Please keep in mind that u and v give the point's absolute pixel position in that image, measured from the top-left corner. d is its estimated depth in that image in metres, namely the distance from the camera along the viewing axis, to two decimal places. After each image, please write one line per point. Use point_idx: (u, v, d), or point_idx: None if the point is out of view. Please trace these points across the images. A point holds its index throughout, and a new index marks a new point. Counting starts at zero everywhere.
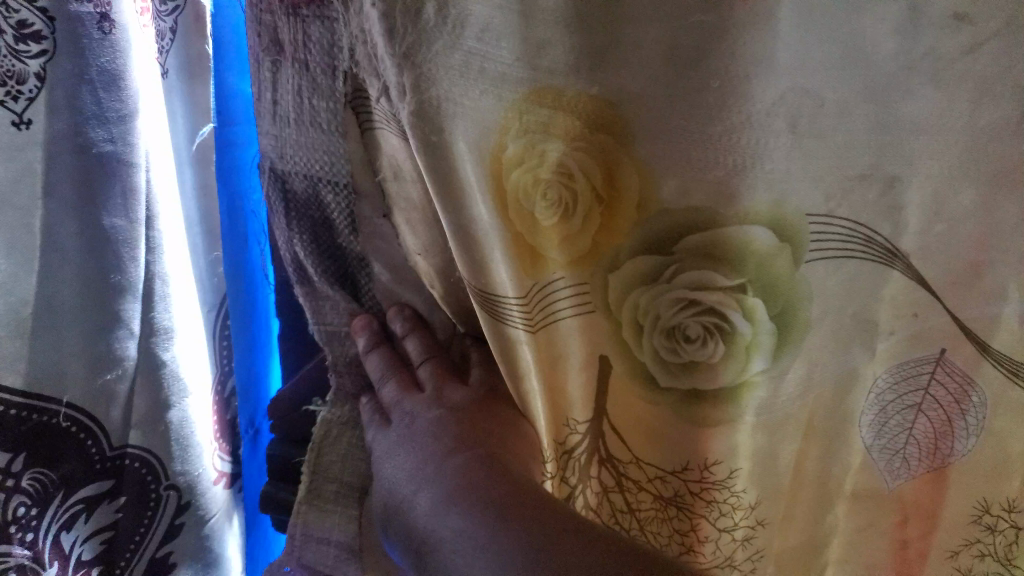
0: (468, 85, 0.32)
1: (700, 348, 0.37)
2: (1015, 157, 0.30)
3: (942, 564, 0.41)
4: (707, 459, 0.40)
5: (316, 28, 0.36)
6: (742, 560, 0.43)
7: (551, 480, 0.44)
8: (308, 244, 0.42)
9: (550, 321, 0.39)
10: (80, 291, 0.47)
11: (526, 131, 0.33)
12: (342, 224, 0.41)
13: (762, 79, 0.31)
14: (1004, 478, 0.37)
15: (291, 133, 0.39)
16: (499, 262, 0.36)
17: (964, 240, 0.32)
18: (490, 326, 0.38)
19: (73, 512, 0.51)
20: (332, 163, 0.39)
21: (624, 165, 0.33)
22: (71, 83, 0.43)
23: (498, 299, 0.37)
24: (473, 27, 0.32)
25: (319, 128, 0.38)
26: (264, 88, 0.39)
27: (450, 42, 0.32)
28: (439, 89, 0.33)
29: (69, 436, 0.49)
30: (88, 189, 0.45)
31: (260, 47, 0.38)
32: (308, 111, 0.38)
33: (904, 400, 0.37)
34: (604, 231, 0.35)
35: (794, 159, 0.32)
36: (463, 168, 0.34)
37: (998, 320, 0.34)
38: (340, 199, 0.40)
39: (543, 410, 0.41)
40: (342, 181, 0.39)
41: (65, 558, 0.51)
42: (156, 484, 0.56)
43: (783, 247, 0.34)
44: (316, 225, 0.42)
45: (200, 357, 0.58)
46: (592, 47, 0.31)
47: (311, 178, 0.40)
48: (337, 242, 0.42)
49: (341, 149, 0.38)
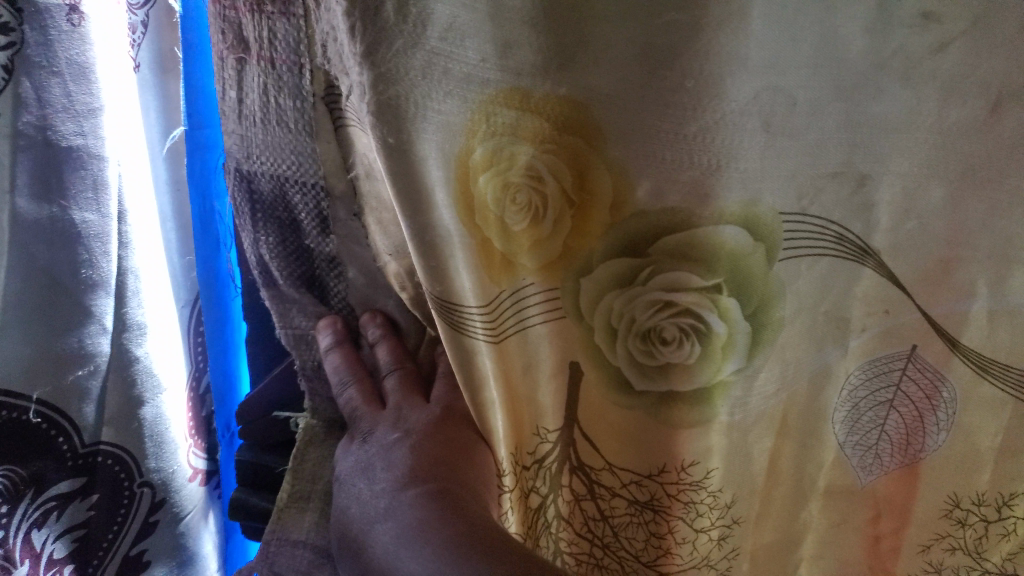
0: (431, 86, 0.31)
1: (676, 350, 0.37)
2: (980, 154, 0.31)
3: (915, 559, 0.41)
4: (685, 460, 0.39)
5: (282, 25, 0.35)
6: (718, 559, 0.43)
7: (513, 496, 0.41)
8: (274, 245, 0.41)
9: (515, 330, 0.37)
10: (44, 287, 0.46)
11: (494, 133, 0.32)
12: (311, 224, 0.40)
13: (736, 78, 0.31)
14: (974, 473, 0.38)
15: (257, 133, 0.38)
16: (462, 267, 0.34)
17: (937, 234, 0.34)
18: (449, 338, 0.36)
19: (45, 510, 0.51)
20: (301, 163, 0.38)
21: (595, 167, 0.33)
22: (37, 74, 0.42)
23: (461, 310, 0.35)
24: (436, 25, 0.30)
25: (285, 128, 0.37)
26: (227, 86, 0.38)
27: (411, 41, 0.30)
28: (400, 89, 0.31)
29: (40, 433, 0.49)
30: (55, 184, 0.44)
31: (223, 44, 0.37)
32: (274, 110, 0.37)
33: (876, 397, 0.38)
34: (576, 234, 0.34)
35: (766, 158, 0.32)
36: (428, 169, 0.33)
37: (967, 317, 0.35)
38: (311, 200, 0.39)
39: (504, 426, 0.39)
40: (313, 181, 0.38)
41: (36, 556, 0.51)
42: (130, 482, 0.56)
43: (757, 246, 0.34)
44: (283, 227, 0.41)
45: (172, 354, 0.57)
46: (560, 46, 0.30)
47: (278, 179, 0.39)
48: (305, 243, 0.41)
49: (313, 150, 0.37)
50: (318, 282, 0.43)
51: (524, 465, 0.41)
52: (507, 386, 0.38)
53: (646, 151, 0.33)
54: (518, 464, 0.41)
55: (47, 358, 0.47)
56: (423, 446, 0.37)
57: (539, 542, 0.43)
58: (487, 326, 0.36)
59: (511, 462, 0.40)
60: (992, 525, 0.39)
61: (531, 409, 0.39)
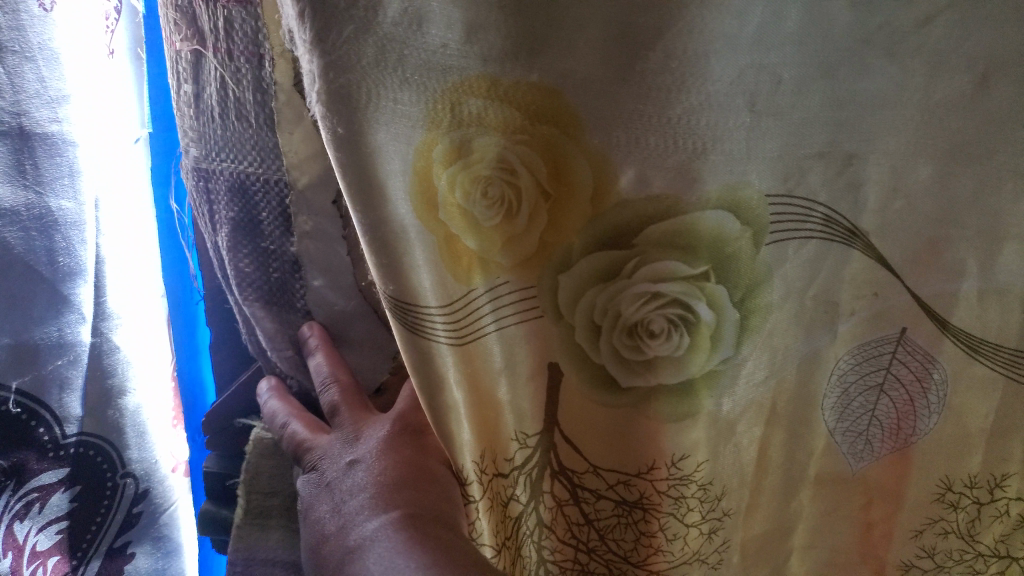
0: (386, 75, 0.29)
1: (664, 343, 0.35)
2: (968, 131, 0.31)
3: (906, 545, 0.40)
4: (673, 455, 0.37)
5: (238, 13, 0.33)
6: (709, 552, 0.41)
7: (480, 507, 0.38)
8: (234, 248, 0.38)
9: (485, 331, 0.34)
10: (17, 274, 0.41)
11: (459, 124, 0.30)
12: (273, 225, 0.37)
13: (721, 57, 0.29)
14: (967, 455, 0.38)
15: (215, 129, 0.36)
16: (421, 266, 0.33)
17: (923, 213, 0.33)
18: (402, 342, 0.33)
19: (28, 502, 0.45)
20: (264, 157, 0.36)
21: (573, 156, 0.31)
22: (10, 58, 0.37)
23: (419, 312, 0.33)
24: (391, 10, 0.28)
25: (247, 125, 0.35)
26: (181, 79, 0.36)
27: (363, 27, 0.28)
28: (354, 76, 0.29)
29: (21, 427, 0.43)
30: (31, 170, 0.40)
31: (175, 35, 0.35)
32: (233, 103, 0.35)
33: (866, 381, 0.37)
34: (551, 228, 0.33)
35: (751, 140, 0.31)
36: (387, 162, 0.31)
37: (957, 298, 0.34)
38: (275, 199, 0.36)
39: (470, 433, 0.36)
40: (277, 178, 0.36)
41: (18, 549, 0.45)
42: (114, 475, 0.49)
43: (744, 231, 0.33)
44: (241, 231, 0.37)
45: (161, 352, 0.51)
46: (530, 30, 0.29)
47: (238, 178, 0.36)
48: (266, 246, 0.38)
49: (272, 142, 0.35)
50: (289, 291, 0.39)
51: (500, 472, 0.38)
52: (481, 389, 0.36)
53: (629, 136, 0.31)
54: (488, 473, 0.38)
55: (17, 353, 0.42)
56: (387, 470, 0.34)
57: (521, 551, 0.41)
58: (448, 325, 0.33)
59: (479, 470, 0.37)
60: (984, 507, 0.39)
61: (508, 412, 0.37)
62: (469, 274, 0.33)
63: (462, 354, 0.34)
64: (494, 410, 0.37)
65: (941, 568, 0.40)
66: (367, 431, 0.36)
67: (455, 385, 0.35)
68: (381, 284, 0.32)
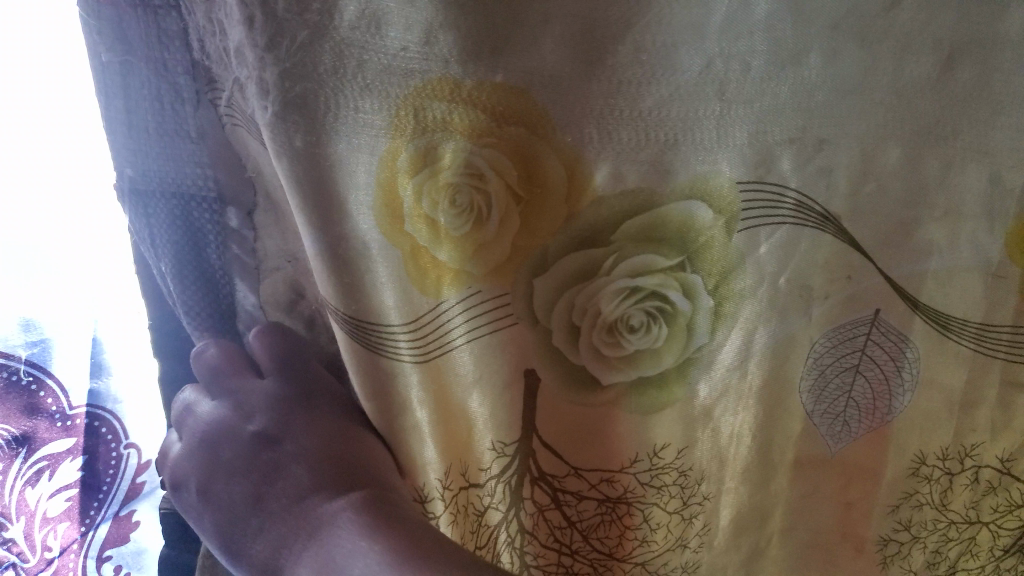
0: (346, 84, 0.27)
1: (643, 337, 0.33)
2: (934, 112, 0.32)
3: (885, 520, 0.40)
4: (654, 445, 0.36)
5: (171, 21, 0.32)
6: (692, 536, 0.39)
7: (452, 520, 0.36)
8: (179, 275, 0.36)
9: (455, 345, 0.33)
10: None
11: (424, 130, 0.29)
12: (217, 245, 0.36)
13: (690, 47, 0.29)
14: (940, 428, 0.38)
15: (151, 145, 0.34)
16: (385, 284, 0.31)
17: (895, 195, 0.33)
18: (357, 370, 0.31)
19: (37, 469, 0.47)
20: (201, 174, 0.35)
21: (545, 156, 0.30)
22: None
23: (382, 330, 0.31)
24: (348, 14, 0.26)
25: (185, 139, 0.34)
26: (111, 93, 0.34)
27: (319, 33, 0.26)
28: (310, 85, 0.27)
29: (29, 397, 0.45)
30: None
31: (100, 45, 0.33)
32: (171, 116, 0.34)
33: (842, 363, 0.37)
34: (524, 232, 0.31)
35: (723, 129, 0.30)
36: (351, 173, 0.29)
37: (927, 276, 0.35)
38: (216, 218, 0.35)
39: (438, 449, 0.34)
40: (212, 196, 0.35)
41: (32, 515, 0.47)
42: (115, 445, 0.49)
43: (717, 219, 0.32)
44: (182, 252, 0.36)
45: (142, 365, 0.48)
46: (493, 30, 0.28)
47: (179, 197, 0.35)
48: (211, 270, 0.36)
49: (210, 159, 0.34)
50: (231, 314, 0.37)
51: (474, 483, 0.36)
52: (451, 403, 0.34)
53: (601, 131, 0.30)
54: (460, 486, 0.35)
55: None
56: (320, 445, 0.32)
57: (500, 559, 0.38)
58: (412, 345, 0.32)
59: (444, 486, 0.35)
60: (956, 477, 0.39)
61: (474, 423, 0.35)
62: (438, 286, 0.31)
63: (429, 372, 0.32)
64: (465, 423, 0.35)
65: (916, 539, 0.41)
66: (267, 403, 0.34)
67: (418, 406, 0.33)
68: (330, 304, 0.30)
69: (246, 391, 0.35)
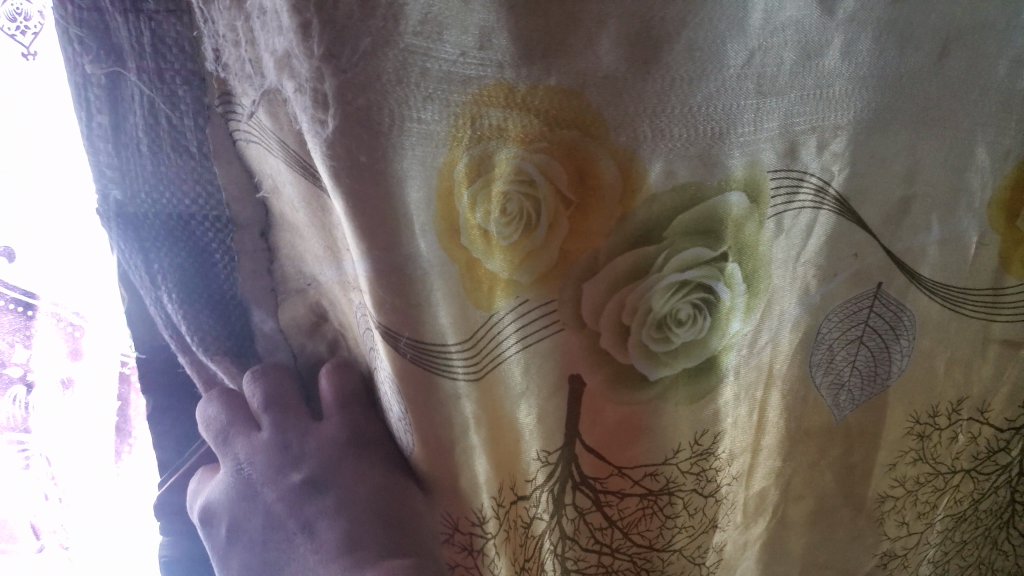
0: (408, 92, 0.26)
1: (689, 329, 0.34)
2: (932, 97, 0.34)
3: (883, 480, 0.43)
4: (695, 433, 0.37)
5: (171, 26, 0.28)
6: (722, 515, 0.41)
7: (500, 535, 0.35)
8: (184, 300, 0.34)
9: (505, 355, 0.32)
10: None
11: (480, 138, 0.28)
12: (227, 265, 0.34)
13: (735, 41, 0.29)
14: (929, 389, 0.41)
15: (143, 165, 0.31)
16: (441, 299, 0.29)
17: (896, 175, 0.35)
18: (408, 393, 0.30)
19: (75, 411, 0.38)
20: (207, 194, 0.32)
21: (597, 158, 0.30)
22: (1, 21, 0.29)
23: (436, 351, 0.30)
24: (411, 20, 0.25)
25: (183, 153, 0.31)
26: (93, 109, 0.30)
27: (383, 39, 0.25)
28: (371, 96, 0.25)
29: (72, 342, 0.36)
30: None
31: (82, 56, 0.29)
32: (167, 131, 0.30)
33: (849, 336, 0.39)
34: (574, 236, 0.31)
35: (760, 120, 0.31)
36: (409, 191, 0.27)
37: (923, 250, 0.37)
38: (223, 239, 0.33)
39: (490, 466, 0.33)
40: (218, 216, 0.32)
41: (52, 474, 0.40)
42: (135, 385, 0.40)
43: (753, 209, 0.33)
44: (187, 274, 0.34)
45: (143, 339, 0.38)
46: (547, 31, 0.27)
47: (176, 218, 0.32)
48: (227, 292, 0.34)
49: (217, 177, 0.31)
50: (244, 338, 0.36)
51: (521, 495, 0.35)
52: (502, 417, 0.33)
53: (654, 130, 0.30)
54: (505, 503, 0.35)
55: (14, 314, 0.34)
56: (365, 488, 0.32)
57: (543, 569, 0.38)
58: (467, 362, 0.31)
59: (496, 504, 0.34)
60: (944, 432, 0.43)
61: (518, 438, 0.34)
62: (490, 296, 0.31)
63: (481, 389, 0.31)
64: (513, 437, 0.34)
65: (910, 494, 0.44)
66: (322, 449, 0.32)
67: (473, 426, 0.32)
68: (388, 330, 0.29)
69: (299, 431, 0.33)
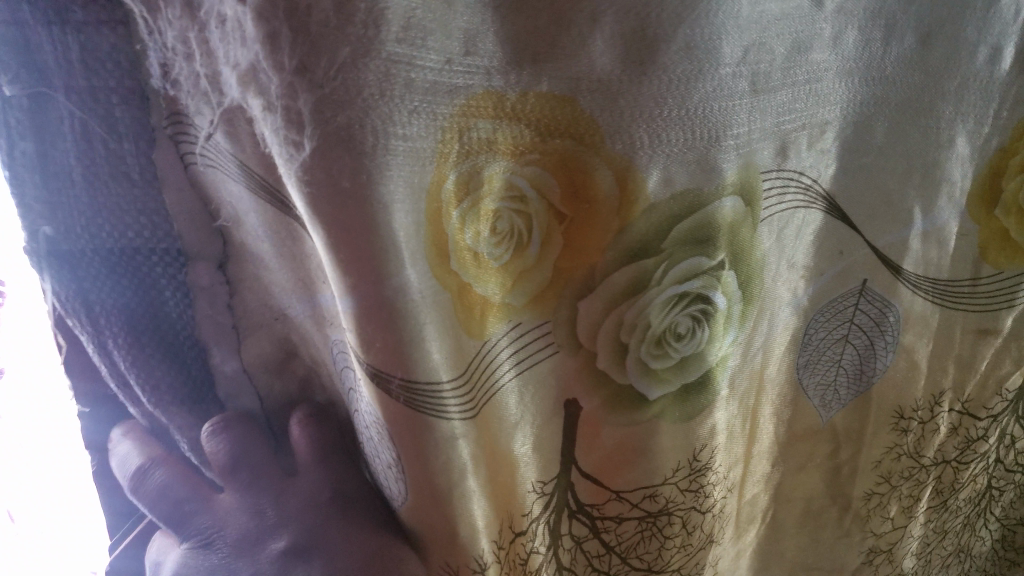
0: (393, 105, 0.23)
1: (688, 342, 0.32)
2: (916, 89, 0.33)
3: (868, 477, 0.43)
4: (694, 450, 0.35)
5: (104, 38, 0.25)
6: (719, 529, 0.39)
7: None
8: (133, 345, 0.30)
9: (497, 384, 0.30)
10: None
11: (468, 153, 0.25)
12: (179, 305, 0.30)
13: (729, 36, 0.27)
14: (913, 384, 0.41)
15: (76, 197, 0.27)
16: (431, 333, 0.26)
17: (880, 169, 0.34)
18: (399, 436, 0.27)
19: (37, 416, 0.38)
20: (156, 227, 0.28)
21: (591, 168, 0.27)
22: None
23: (429, 391, 0.27)
24: (393, 24, 0.22)
25: (125, 182, 0.27)
26: (15, 135, 0.26)
27: (362, 47, 0.22)
28: (351, 112, 0.22)
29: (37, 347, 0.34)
30: None
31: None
32: (102, 158, 0.27)
33: (835, 335, 0.38)
34: (568, 253, 0.29)
35: (753, 120, 0.30)
36: (395, 216, 0.24)
37: (907, 243, 0.37)
38: (176, 276, 0.29)
39: (488, 508, 0.30)
40: (169, 250, 0.29)
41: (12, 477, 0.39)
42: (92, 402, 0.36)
43: (748, 212, 0.31)
44: (135, 316, 0.30)
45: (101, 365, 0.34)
46: (536, 32, 0.25)
47: (118, 253, 0.29)
48: (182, 333, 0.31)
49: (165, 206, 0.28)
50: (202, 385, 0.32)
51: (517, 531, 0.33)
52: (497, 452, 0.30)
53: (650, 134, 0.28)
54: (503, 542, 0.32)
55: None
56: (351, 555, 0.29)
57: None
58: (460, 399, 0.28)
59: (495, 545, 0.32)
60: (928, 425, 0.42)
61: (514, 471, 0.32)
62: (482, 323, 0.28)
63: (476, 425, 0.29)
64: (508, 470, 0.31)
65: (894, 489, 0.44)
66: (304, 510, 0.30)
67: (467, 469, 0.29)
68: (378, 371, 0.26)
69: (276, 492, 0.31)
